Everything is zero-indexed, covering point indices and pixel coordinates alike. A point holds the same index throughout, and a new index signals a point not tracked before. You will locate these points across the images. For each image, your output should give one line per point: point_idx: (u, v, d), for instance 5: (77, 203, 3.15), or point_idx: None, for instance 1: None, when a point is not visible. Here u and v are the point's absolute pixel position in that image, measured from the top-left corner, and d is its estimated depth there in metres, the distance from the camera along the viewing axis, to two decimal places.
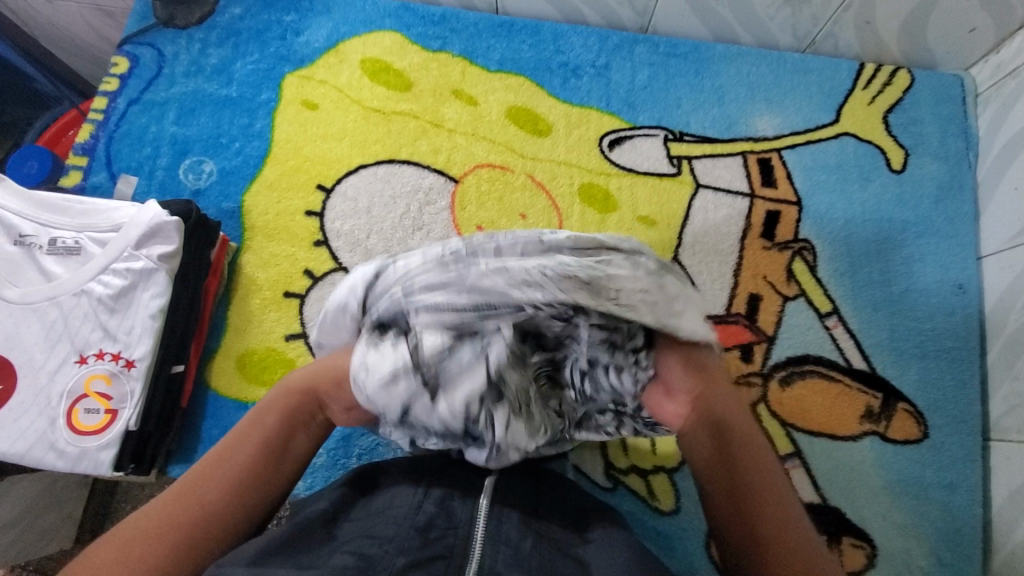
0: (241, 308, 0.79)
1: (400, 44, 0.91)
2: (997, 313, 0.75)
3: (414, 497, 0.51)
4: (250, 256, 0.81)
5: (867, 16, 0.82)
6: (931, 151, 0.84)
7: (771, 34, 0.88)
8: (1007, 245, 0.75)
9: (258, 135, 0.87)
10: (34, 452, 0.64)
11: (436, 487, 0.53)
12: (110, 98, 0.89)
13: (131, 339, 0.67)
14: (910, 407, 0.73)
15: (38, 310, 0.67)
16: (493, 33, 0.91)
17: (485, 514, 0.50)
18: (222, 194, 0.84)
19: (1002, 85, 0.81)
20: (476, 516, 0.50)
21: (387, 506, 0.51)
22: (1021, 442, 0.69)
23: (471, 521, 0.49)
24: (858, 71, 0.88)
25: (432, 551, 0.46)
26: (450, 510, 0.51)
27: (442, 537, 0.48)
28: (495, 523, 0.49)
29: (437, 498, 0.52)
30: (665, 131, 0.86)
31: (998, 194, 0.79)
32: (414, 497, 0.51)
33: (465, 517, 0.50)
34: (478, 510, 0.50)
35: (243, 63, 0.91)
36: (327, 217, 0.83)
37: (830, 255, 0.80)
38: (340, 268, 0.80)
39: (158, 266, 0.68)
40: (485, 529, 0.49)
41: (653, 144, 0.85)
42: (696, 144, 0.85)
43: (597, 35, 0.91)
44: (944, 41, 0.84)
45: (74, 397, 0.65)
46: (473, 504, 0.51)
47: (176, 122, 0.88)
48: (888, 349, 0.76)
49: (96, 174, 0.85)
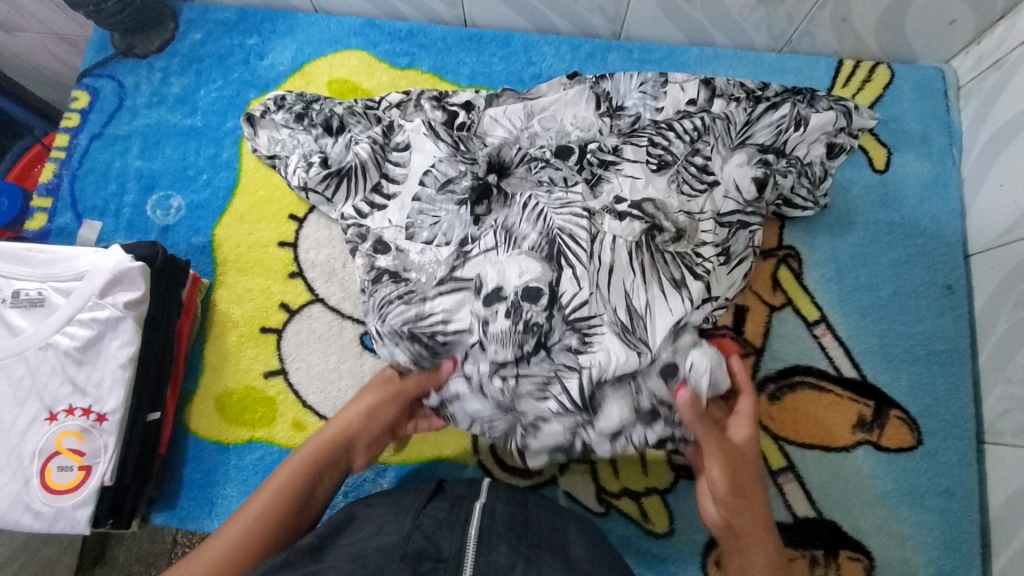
0: (217, 345, 0.77)
1: (367, 63, 0.88)
2: (987, 313, 0.74)
3: (404, 525, 0.51)
4: (224, 292, 0.80)
5: (843, 13, 0.79)
6: (914, 148, 0.82)
7: (747, 35, 0.86)
8: (994, 244, 0.74)
9: (226, 165, 0.85)
10: (10, 513, 0.62)
11: (426, 518, 0.53)
12: (71, 134, 0.86)
13: (101, 391, 0.65)
14: (903, 414, 0.72)
15: (5, 366, 0.65)
16: (462, 46, 0.89)
17: (475, 545, 0.50)
18: (192, 229, 0.82)
19: (984, 77, 0.79)
20: (466, 546, 0.49)
21: (372, 539, 0.50)
22: (1015, 446, 0.68)
23: (461, 552, 0.49)
24: (837, 69, 0.86)
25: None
26: (437, 540, 0.50)
27: (433, 569, 0.47)
28: (483, 556, 0.49)
29: (423, 529, 0.51)
30: None
31: (984, 189, 0.77)
32: (403, 527, 0.51)
33: (455, 548, 0.49)
34: (468, 540, 0.50)
35: (206, 91, 0.88)
36: (300, 247, 0.81)
37: (816, 261, 0.78)
38: (316, 299, 0.79)
39: (125, 314, 0.66)
40: (475, 559, 0.48)
41: None
42: None
43: (569, 44, 0.88)
44: (923, 35, 0.81)
45: (46, 454, 0.64)
46: (462, 535, 0.51)
47: (141, 156, 0.85)
48: (879, 355, 0.74)
49: (61, 216, 0.83)
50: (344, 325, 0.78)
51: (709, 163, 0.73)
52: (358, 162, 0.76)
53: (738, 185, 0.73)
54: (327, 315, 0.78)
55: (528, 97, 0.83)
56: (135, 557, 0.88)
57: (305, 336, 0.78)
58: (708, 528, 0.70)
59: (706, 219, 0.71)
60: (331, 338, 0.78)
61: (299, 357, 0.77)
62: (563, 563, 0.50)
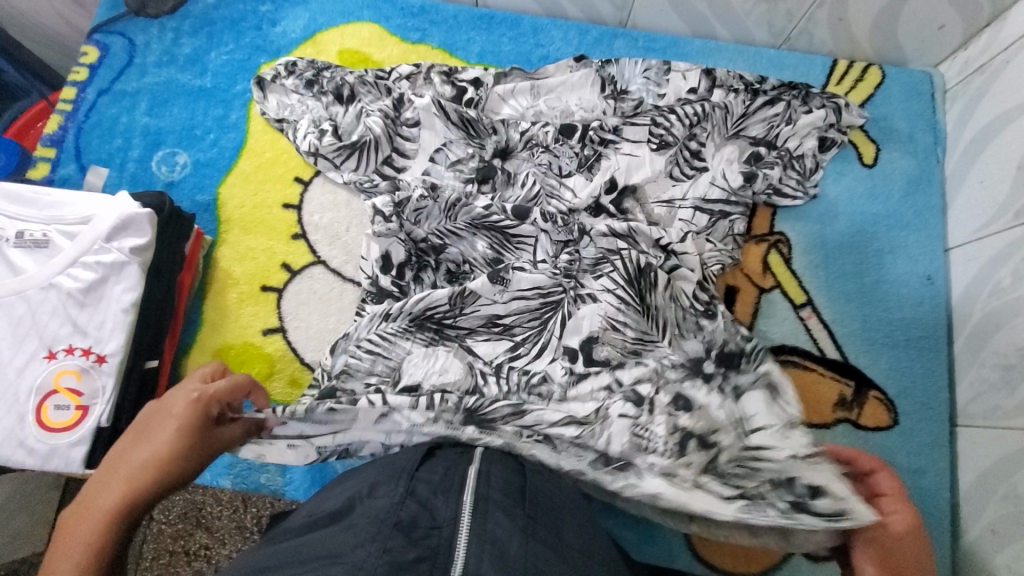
0: (216, 302, 0.78)
1: (379, 35, 0.90)
2: (964, 303, 0.77)
3: (397, 490, 0.46)
4: (225, 249, 0.80)
5: (840, 12, 0.83)
6: (902, 146, 0.86)
7: (747, 30, 0.90)
8: (973, 237, 0.78)
9: (233, 127, 0.85)
10: (3, 449, 0.62)
11: (419, 484, 0.48)
12: (78, 88, 0.87)
13: (102, 334, 0.65)
14: (881, 395, 0.75)
15: (6, 304, 0.65)
16: (472, 25, 0.91)
17: (471, 509, 0.45)
18: (196, 186, 0.83)
19: (969, 81, 0.84)
20: (463, 512, 0.44)
21: (366, 502, 0.46)
22: (986, 427, 0.71)
23: (457, 518, 0.44)
24: (831, 67, 0.90)
25: (415, 551, 0.41)
26: (433, 507, 0.45)
27: (428, 536, 0.43)
28: (481, 522, 0.43)
29: (418, 495, 0.46)
30: (669, 165, 0.78)
31: (964, 186, 0.81)
32: (396, 492, 0.46)
33: (450, 514, 0.44)
34: (464, 507, 0.45)
35: (217, 53, 0.89)
36: (305, 210, 0.82)
37: (806, 248, 0.82)
38: (318, 261, 0.80)
39: (130, 259, 0.66)
40: (472, 527, 0.43)
41: (647, 170, 0.77)
42: (715, 201, 0.78)
43: (577, 29, 0.91)
44: (914, 38, 0.86)
45: (43, 393, 0.64)
46: (458, 501, 0.46)
47: (149, 113, 0.86)
48: (861, 339, 0.78)
49: (65, 166, 0.83)
50: (345, 288, 0.79)
51: (703, 149, 0.79)
52: (371, 136, 0.78)
53: (725, 175, 0.79)
54: (328, 277, 0.80)
55: (535, 76, 0.85)
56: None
57: (305, 297, 0.79)
58: None
59: (687, 207, 0.77)
60: (330, 299, 0.79)
61: (298, 316, 0.78)
62: (559, 510, 0.50)
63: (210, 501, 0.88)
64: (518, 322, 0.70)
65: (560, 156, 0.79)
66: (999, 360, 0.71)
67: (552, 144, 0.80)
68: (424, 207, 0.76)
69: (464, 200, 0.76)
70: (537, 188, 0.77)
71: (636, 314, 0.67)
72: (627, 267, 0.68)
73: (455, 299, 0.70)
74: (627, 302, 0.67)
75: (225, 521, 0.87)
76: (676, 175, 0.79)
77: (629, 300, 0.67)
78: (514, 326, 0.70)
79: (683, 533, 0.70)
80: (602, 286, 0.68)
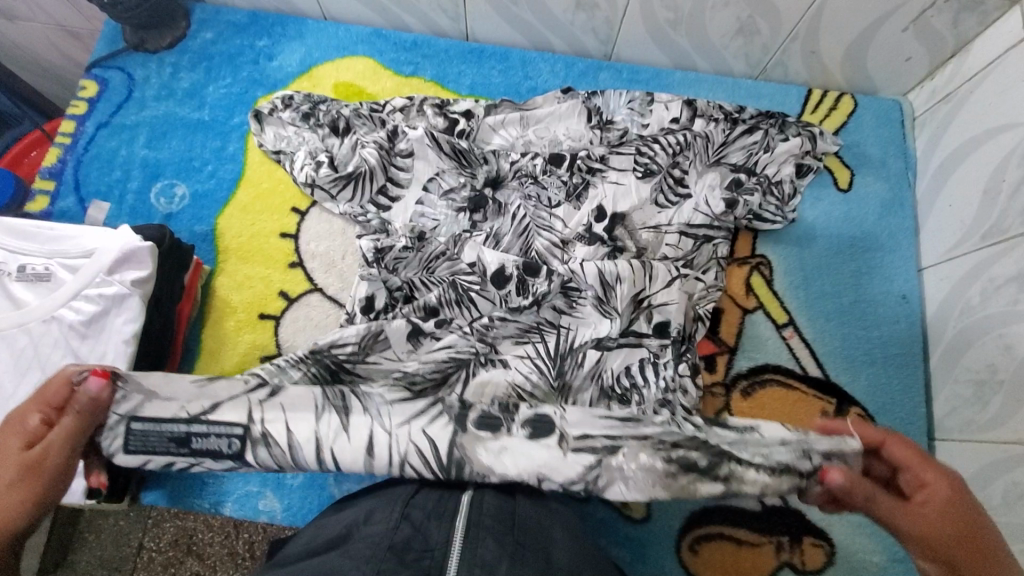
0: (214, 331, 0.79)
1: (372, 69, 0.93)
2: (937, 321, 0.81)
3: (393, 515, 0.48)
4: (223, 278, 0.82)
5: (812, 46, 0.88)
6: (875, 171, 0.90)
7: (725, 61, 0.94)
8: (944, 258, 0.82)
9: (231, 158, 0.88)
10: None
11: (413, 511, 0.49)
12: (78, 121, 0.89)
13: (103, 365, 0.67)
14: (862, 411, 0.78)
15: (8, 337, 0.66)
16: (462, 59, 0.95)
17: (462, 534, 0.46)
18: (195, 216, 0.85)
19: (936, 109, 0.88)
20: (454, 537, 0.46)
21: (361, 530, 0.48)
22: (962, 440, 0.74)
23: (449, 542, 0.45)
24: (806, 96, 0.94)
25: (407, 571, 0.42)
26: (426, 532, 0.47)
27: (420, 559, 0.44)
28: (470, 547, 0.45)
29: (412, 520, 0.48)
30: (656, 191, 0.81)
31: (935, 209, 0.85)
32: (391, 519, 0.48)
33: (442, 539, 0.46)
34: (455, 532, 0.46)
35: (215, 87, 0.92)
36: (301, 238, 0.84)
37: (786, 269, 0.85)
38: (315, 289, 0.82)
39: (131, 291, 0.68)
40: (461, 550, 0.45)
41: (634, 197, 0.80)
42: (703, 224, 0.80)
43: (564, 62, 0.95)
44: (883, 69, 0.91)
45: None
46: (450, 526, 0.47)
47: (147, 145, 0.88)
48: (840, 357, 0.81)
49: (64, 199, 0.85)
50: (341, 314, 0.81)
51: (686, 176, 0.82)
52: (366, 166, 0.81)
53: (708, 201, 0.81)
54: (325, 304, 0.82)
55: (524, 107, 0.89)
56: (99, 560, 0.88)
57: (302, 325, 0.80)
58: (683, 514, 0.74)
59: (673, 232, 0.79)
60: (326, 326, 0.80)
61: (296, 343, 0.79)
62: (552, 529, 0.52)
63: (202, 527, 0.89)
64: (421, 369, 0.67)
65: (548, 187, 0.82)
66: (972, 376, 0.74)
67: (540, 174, 0.83)
68: (404, 257, 0.77)
69: (448, 252, 0.77)
70: (528, 220, 0.79)
71: (547, 385, 0.68)
72: (556, 342, 0.70)
73: (366, 340, 0.69)
74: (541, 370, 0.69)
75: (219, 547, 0.88)
76: (662, 202, 0.81)
77: (543, 368, 0.69)
78: (416, 374, 0.67)
79: (674, 551, 0.72)
80: (517, 353, 0.70)
